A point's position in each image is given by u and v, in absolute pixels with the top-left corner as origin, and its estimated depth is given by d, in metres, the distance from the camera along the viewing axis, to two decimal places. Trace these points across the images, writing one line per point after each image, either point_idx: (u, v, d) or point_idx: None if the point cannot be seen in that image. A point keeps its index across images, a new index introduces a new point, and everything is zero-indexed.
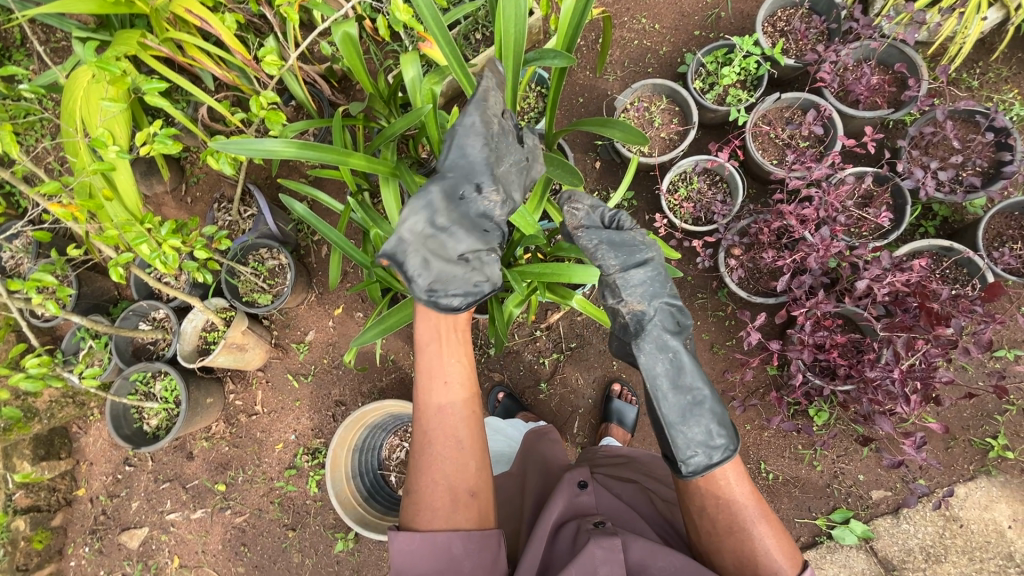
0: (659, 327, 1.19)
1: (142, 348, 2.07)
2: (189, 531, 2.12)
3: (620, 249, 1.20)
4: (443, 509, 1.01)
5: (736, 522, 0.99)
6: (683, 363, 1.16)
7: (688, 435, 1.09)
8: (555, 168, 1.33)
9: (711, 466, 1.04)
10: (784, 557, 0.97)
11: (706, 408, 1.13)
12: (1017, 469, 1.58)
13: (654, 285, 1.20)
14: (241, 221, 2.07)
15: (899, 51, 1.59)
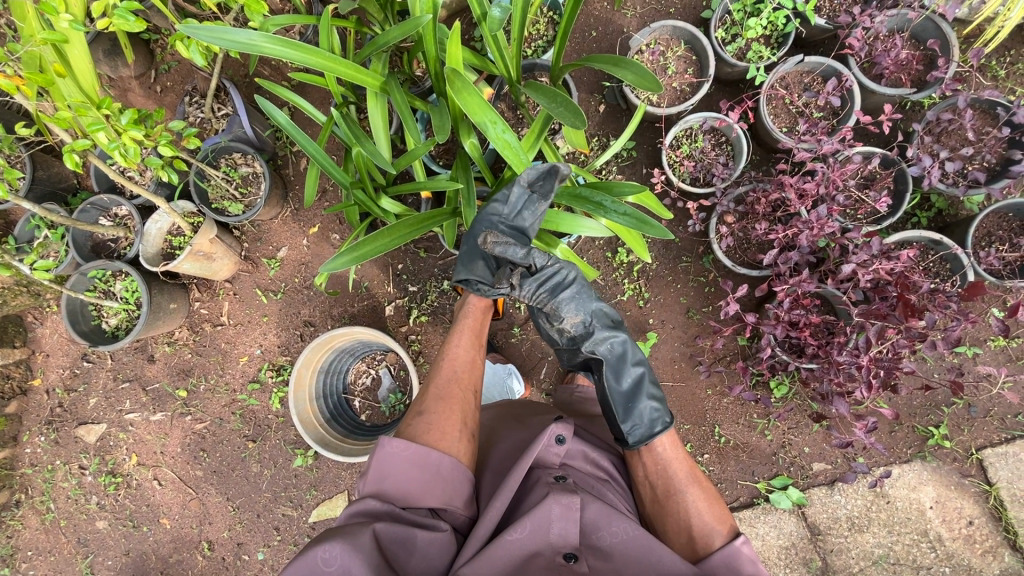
0: (599, 333, 1.24)
1: (102, 244, 1.97)
2: (148, 432, 2.13)
3: (545, 283, 1.24)
4: (446, 431, 1.06)
5: (671, 487, 1.07)
6: (625, 351, 1.24)
7: (635, 413, 1.16)
8: (557, 106, 1.19)
9: (653, 435, 1.12)
10: (718, 522, 1.00)
11: (649, 389, 1.21)
12: (950, 457, 1.67)
13: (585, 299, 1.26)
14: (214, 119, 1.91)
15: (935, 25, 1.50)
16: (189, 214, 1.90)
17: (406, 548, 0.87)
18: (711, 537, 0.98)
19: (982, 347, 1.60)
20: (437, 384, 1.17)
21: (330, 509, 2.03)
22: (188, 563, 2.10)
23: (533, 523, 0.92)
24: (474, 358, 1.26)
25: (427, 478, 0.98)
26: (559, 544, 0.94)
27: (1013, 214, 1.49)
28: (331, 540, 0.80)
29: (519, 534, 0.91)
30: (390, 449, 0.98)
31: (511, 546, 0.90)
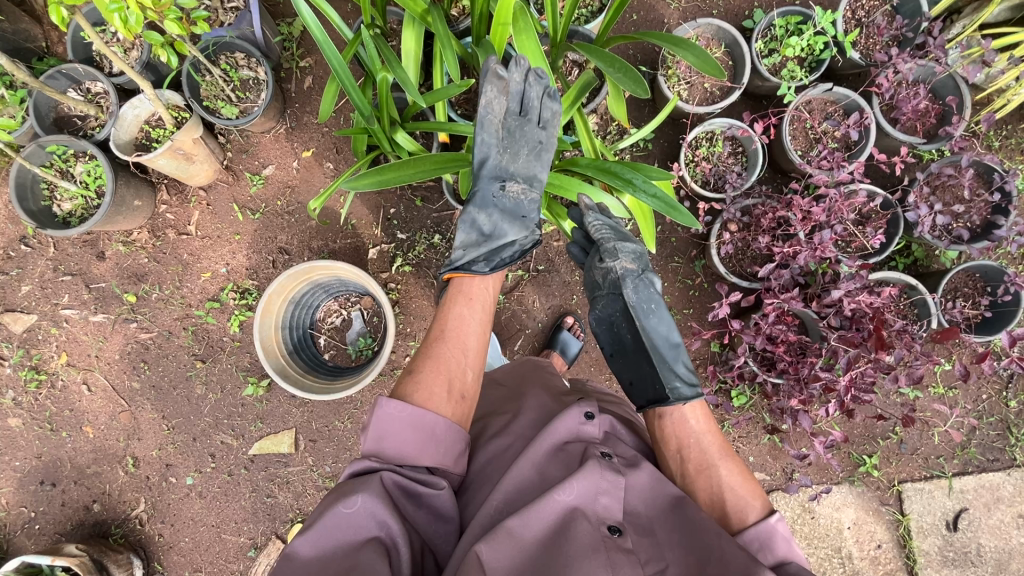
0: (648, 284, 1.27)
1: (66, 120, 1.78)
2: (84, 333, 1.96)
3: (609, 226, 1.31)
4: (439, 393, 1.04)
5: (704, 461, 1.07)
6: (661, 310, 1.29)
7: (675, 374, 1.20)
8: (618, 73, 1.22)
9: (697, 399, 1.15)
10: (752, 497, 1.01)
11: (681, 352, 1.25)
12: (875, 485, 1.80)
13: (642, 250, 1.30)
14: (221, 10, 1.76)
15: (955, 82, 1.57)
16: (173, 107, 1.75)
17: (419, 501, 0.93)
18: (746, 511, 0.99)
19: (924, 390, 1.74)
20: (438, 347, 1.14)
21: (274, 444, 1.95)
22: (107, 476, 1.97)
23: (580, 488, 0.94)
24: (484, 330, 1.22)
25: (424, 439, 0.97)
26: (603, 515, 0.94)
27: (981, 275, 1.60)
28: (358, 494, 0.85)
29: (565, 496, 0.92)
30: (388, 413, 0.96)
31: (553, 507, 0.91)
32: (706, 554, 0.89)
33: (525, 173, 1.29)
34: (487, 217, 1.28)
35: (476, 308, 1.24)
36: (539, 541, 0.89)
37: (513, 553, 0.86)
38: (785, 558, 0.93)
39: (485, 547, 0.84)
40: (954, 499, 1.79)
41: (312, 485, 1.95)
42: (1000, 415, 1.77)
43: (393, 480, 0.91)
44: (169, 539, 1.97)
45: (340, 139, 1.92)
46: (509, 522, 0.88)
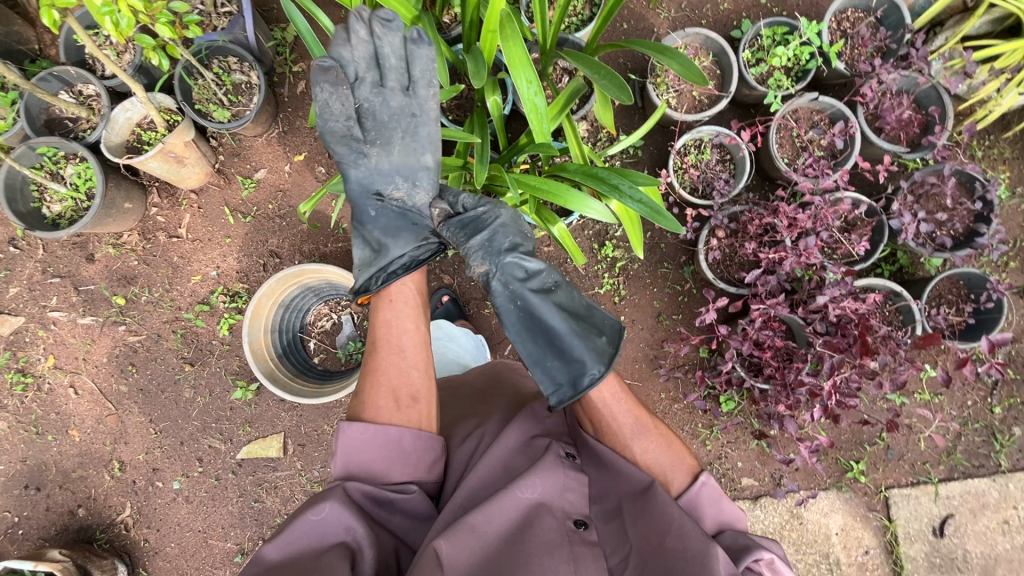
0: (505, 285, 1.09)
1: (57, 122, 1.78)
2: (72, 335, 1.95)
3: (468, 226, 1.17)
4: (387, 407, 1.02)
5: (619, 441, 1.04)
6: (533, 308, 1.07)
7: (545, 372, 1.05)
8: (603, 80, 1.23)
9: (577, 392, 1.01)
10: (674, 466, 1.01)
11: (566, 343, 1.05)
12: (863, 491, 1.81)
13: (495, 241, 1.12)
14: (215, 15, 1.77)
15: (938, 93, 1.60)
16: (165, 109, 1.75)
17: (387, 506, 0.95)
18: (669, 483, 1.00)
19: (910, 396, 1.75)
20: (372, 356, 1.10)
21: (262, 449, 1.94)
22: (93, 481, 1.95)
23: (544, 484, 0.96)
24: (417, 325, 1.14)
25: (391, 455, 0.98)
26: (569, 510, 0.97)
27: (964, 282, 1.62)
28: (326, 500, 0.87)
29: (529, 492, 0.94)
30: (348, 435, 0.96)
31: (518, 501, 0.93)
32: (665, 523, 0.90)
33: (404, 166, 1.23)
34: (370, 233, 1.21)
35: (401, 307, 1.16)
36: (503, 533, 0.90)
37: (476, 548, 0.87)
38: (715, 519, 0.96)
39: (446, 541, 0.84)
40: (940, 505, 1.80)
41: (300, 490, 1.94)
42: (985, 421, 1.79)
43: (361, 488, 0.92)
44: (154, 545, 1.95)
45: None
46: (473, 517, 0.88)
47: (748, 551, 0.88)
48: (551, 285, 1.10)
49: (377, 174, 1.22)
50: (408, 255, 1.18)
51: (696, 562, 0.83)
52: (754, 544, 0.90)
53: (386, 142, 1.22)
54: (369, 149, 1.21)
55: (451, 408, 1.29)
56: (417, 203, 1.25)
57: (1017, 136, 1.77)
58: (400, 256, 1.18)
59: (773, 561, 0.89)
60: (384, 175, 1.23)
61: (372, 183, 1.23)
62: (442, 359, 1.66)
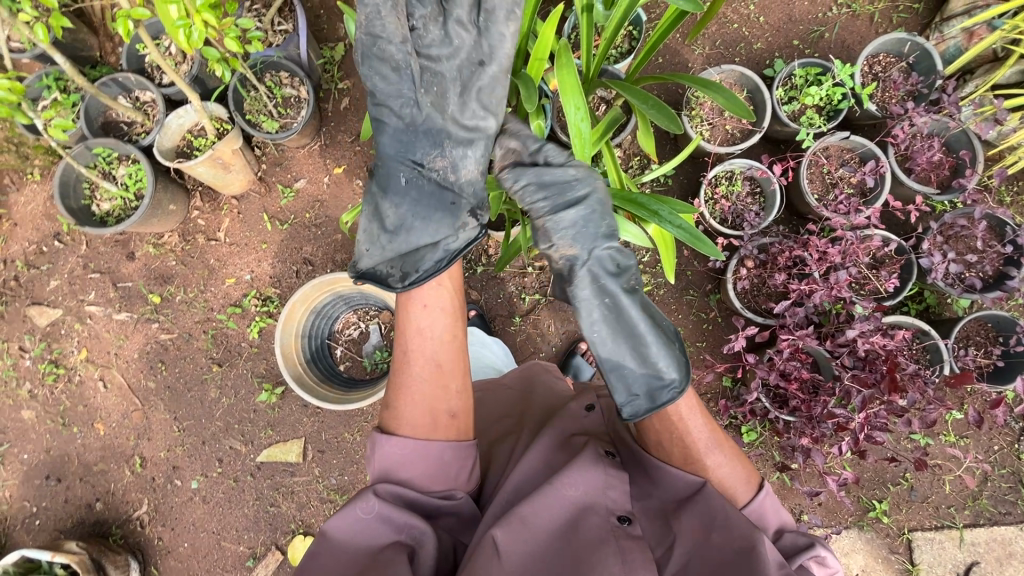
0: (593, 276, 1.07)
1: (114, 125, 1.86)
2: (106, 330, 2.00)
3: (550, 188, 1.09)
4: (424, 426, 1.03)
5: (691, 454, 1.03)
6: (623, 306, 1.06)
7: (623, 379, 1.05)
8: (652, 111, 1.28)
9: (656, 407, 1.03)
10: (741, 480, 1.02)
11: (649, 353, 1.05)
12: (885, 532, 1.78)
13: (589, 227, 1.07)
14: (270, 32, 1.86)
15: (969, 138, 1.63)
16: (217, 118, 1.83)
17: (433, 511, 1.00)
18: (736, 494, 1.01)
19: (935, 437, 1.74)
20: (407, 368, 1.08)
21: (281, 453, 1.96)
22: (113, 475, 1.97)
23: (585, 481, 0.97)
24: (451, 335, 1.11)
25: (433, 471, 1.01)
26: (612, 507, 0.96)
27: (993, 324, 1.63)
28: (364, 496, 0.94)
29: (571, 489, 0.95)
30: (387, 447, 1.00)
31: (563, 498, 0.95)
32: (710, 519, 0.92)
33: (456, 130, 1.14)
34: (393, 210, 1.15)
35: (436, 315, 1.11)
36: (550, 531, 0.92)
37: (525, 542, 0.89)
38: (776, 528, 1.00)
39: (500, 533, 0.88)
40: (965, 551, 1.76)
41: (316, 497, 1.94)
42: (1012, 467, 1.76)
43: (395, 489, 0.97)
44: (167, 544, 1.96)
45: (371, 158, 1.99)
46: (522, 510, 0.92)
47: (811, 554, 0.93)
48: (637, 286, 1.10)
49: (421, 132, 1.14)
50: (439, 242, 1.15)
51: (745, 554, 0.84)
52: (812, 541, 0.95)
53: (440, 92, 1.13)
54: (422, 103, 1.13)
55: (490, 410, 1.31)
56: (463, 172, 1.15)
57: None
58: (440, 250, 1.14)
59: (824, 557, 0.93)
60: (434, 137, 1.14)
61: (411, 140, 1.15)
62: (475, 363, 1.70)
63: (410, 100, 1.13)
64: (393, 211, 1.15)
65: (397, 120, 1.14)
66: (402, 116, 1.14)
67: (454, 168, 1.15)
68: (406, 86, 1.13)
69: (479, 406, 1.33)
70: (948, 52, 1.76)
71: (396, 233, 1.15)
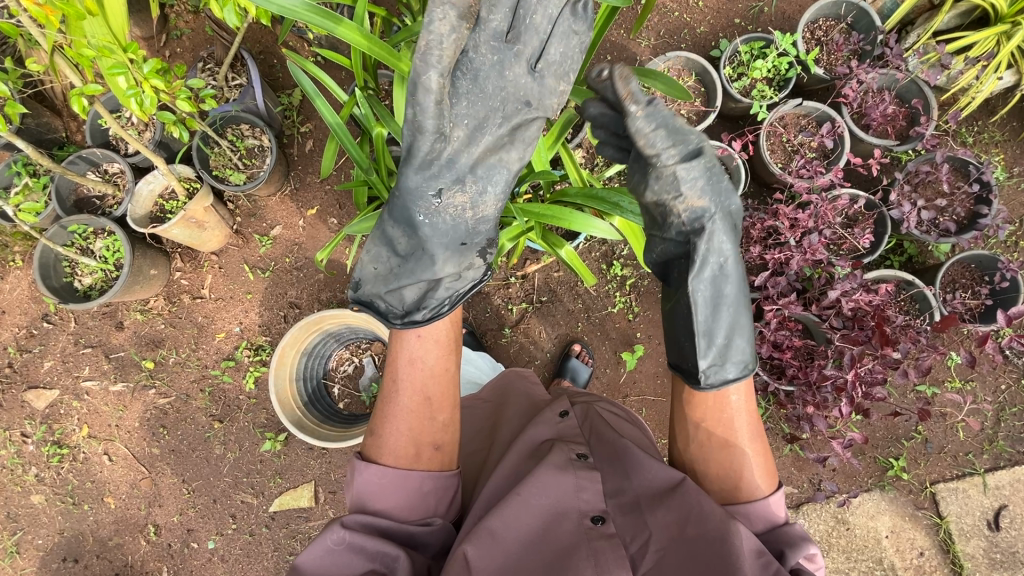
0: (716, 235, 1.04)
1: (86, 200, 1.90)
2: (104, 403, 2.01)
3: (676, 133, 0.98)
4: (407, 457, 1.05)
5: (731, 439, 1.05)
6: (728, 266, 1.06)
7: (717, 353, 1.06)
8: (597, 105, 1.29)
9: (722, 381, 1.06)
10: (764, 476, 1.03)
11: (739, 318, 1.08)
12: (907, 489, 1.75)
13: (718, 180, 1.02)
14: (226, 88, 1.90)
15: (919, 86, 1.65)
16: (185, 178, 1.85)
17: (410, 539, 0.99)
18: (754, 487, 1.02)
19: (940, 386, 1.72)
20: (397, 396, 1.10)
21: (293, 499, 1.94)
22: (129, 547, 1.96)
23: (555, 488, 0.98)
24: (443, 367, 1.14)
25: (411, 499, 1.02)
26: (585, 509, 0.98)
27: (976, 265, 1.63)
28: (331, 528, 0.94)
29: (543, 497, 0.97)
30: (365, 476, 1.01)
31: (534, 507, 0.96)
32: (686, 513, 0.94)
33: (486, 167, 1.08)
34: (403, 235, 1.14)
35: (429, 345, 1.14)
36: (522, 540, 0.93)
37: (497, 552, 0.90)
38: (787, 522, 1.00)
39: (470, 547, 0.89)
40: (991, 497, 1.73)
41: None
42: None
43: (362, 518, 0.97)
44: None
45: (341, 195, 2.02)
46: (491, 522, 0.92)
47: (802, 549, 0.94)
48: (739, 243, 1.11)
49: (447, 165, 1.06)
50: (447, 275, 1.15)
51: (718, 545, 0.86)
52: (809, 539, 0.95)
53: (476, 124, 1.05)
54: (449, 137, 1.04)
55: (465, 422, 1.34)
56: (483, 210, 1.12)
57: (1005, 119, 1.81)
58: (443, 289, 1.16)
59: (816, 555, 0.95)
60: (461, 170, 1.07)
61: (438, 176, 1.07)
62: None
63: (442, 133, 1.03)
64: (406, 238, 1.14)
65: (421, 153, 1.04)
66: (430, 150, 1.04)
67: (479, 201, 1.10)
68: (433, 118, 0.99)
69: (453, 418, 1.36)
70: (886, 7, 1.79)
71: (406, 260, 1.14)
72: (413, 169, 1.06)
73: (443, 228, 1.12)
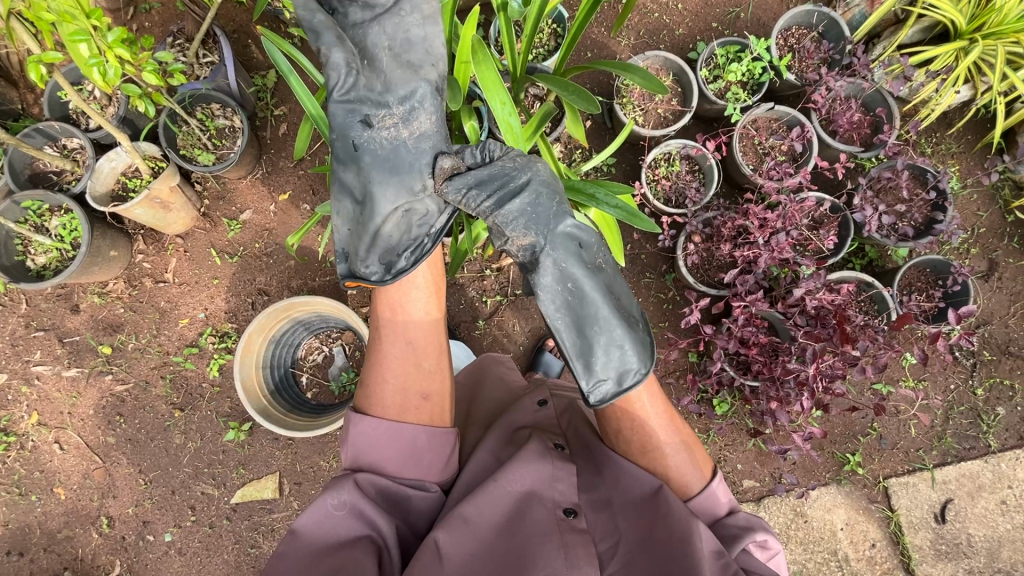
0: (555, 262, 1.11)
1: (42, 176, 1.81)
2: (56, 389, 1.92)
3: (489, 184, 1.13)
4: (398, 407, 1.09)
5: (647, 443, 1.06)
6: (579, 283, 1.11)
7: (589, 366, 1.09)
8: (572, 95, 1.33)
9: (620, 391, 1.06)
10: (696, 467, 1.05)
11: (612, 333, 1.10)
12: (862, 483, 1.82)
13: (540, 211, 1.12)
14: (197, 65, 1.84)
15: (883, 95, 1.72)
16: (150, 157, 1.78)
17: (405, 501, 1.04)
18: (689, 484, 1.04)
19: (895, 384, 1.80)
20: (388, 342, 1.15)
21: (256, 491, 1.88)
22: (80, 540, 1.88)
23: (531, 476, 0.99)
24: (428, 313, 1.19)
25: (405, 456, 1.05)
26: (559, 499, 0.99)
27: (930, 269, 1.70)
28: (339, 487, 0.97)
29: (517, 485, 0.98)
30: (361, 428, 1.05)
31: (507, 493, 0.97)
32: (654, 514, 0.96)
33: (405, 84, 1.11)
34: (355, 177, 1.14)
35: (411, 287, 1.18)
36: (494, 528, 0.95)
37: (469, 538, 0.92)
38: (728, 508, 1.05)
39: (443, 533, 0.91)
40: (938, 490, 1.82)
41: None
42: (970, 403, 1.84)
43: (376, 480, 1.01)
44: None
45: (315, 181, 1.98)
46: (465, 509, 0.94)
47: (752, 535, 0.98)
48: (600, 264, 1.15)
49: (362, 91, 1.11)
50: (404, 208, 1.16)
51: (683, 546, 0.88)
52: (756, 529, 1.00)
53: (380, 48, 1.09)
54: (353, 56, 1.10)
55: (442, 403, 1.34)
56: (415, 126, 1.13)
57: (960, 132, 1.90)
58: (399, 223, 1.16)
59: (766, 541, 1.00)
60: (377, 93, 1.11)
61: (357, 102, 1.11)
62: None
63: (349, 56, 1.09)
64: (354, 179, 1.14)
65: (334, 83, 1.10)
66: (342, 76, 1.09)
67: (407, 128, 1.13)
68: (338, 39, 1.08)
69: None
70: (854, 19, 1.86)
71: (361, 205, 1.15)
72: (333, 99, 1.10)
73: (382, 159, 1.13)
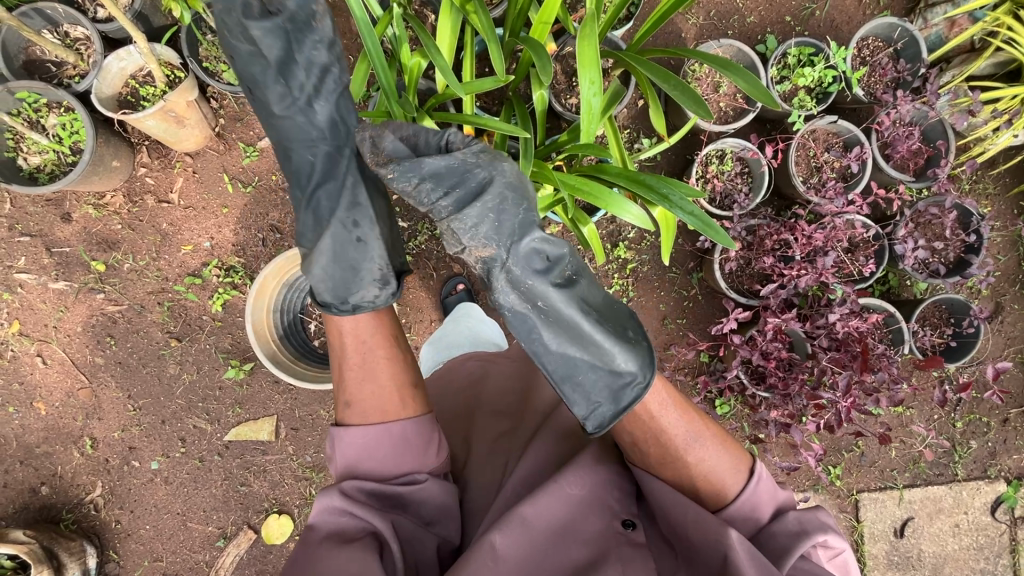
0: (517, 277, 1.02)
1: (38, 64, 1.61)
2: (40, 300, 1.79)
3: (445, 182, 1.04)
4: (381, 411, 1.05)
5: (667, 453, 1.01)
6: (553, 303, 1.03)
7: (579, 390, 1.04)
8: (674, 91, 1.25)
9: (621, 411, 1.01)
10: (727, 469, 1.00)
11: (595, 349, 1.03)
12: (836, 493, 1.93)
13: (502, 220, 1.02)
14: None
15: (944, 127, 1.68)
16: (166, 63, 1.61)
17: (401, 500, 1.01)
18: (723, 488, 1.00)
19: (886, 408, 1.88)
20: (351, 364, 1.10)
21: (251, 431, 1.85)
22: (60, 457, 1.82)
23: (590, 483, 1.02)
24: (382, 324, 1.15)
25: (396, 451, 1.03)
26: (616, 509, 1.02)
27: (946, 306, 1.75)
28: (330, 493, 0.96)
29: (577, 489, 1.00)
30: (348, 439, 1.02)
31: (567, 497, 0.99)
32: (688, 518, 0.94)
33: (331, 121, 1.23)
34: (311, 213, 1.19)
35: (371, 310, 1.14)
36: (548, 531, 0.97)
37: (526, 540, 0.95)
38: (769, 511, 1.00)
39: (499, 536, 0.93)
40: (902, 508, 1.95)
41: (290, 475, 1.86)
42: (948, 434, 1.95)
43: (361, 484, 0.99)
44: (127, 527, 1.84)
45: None
46: (523, 509, 0.96)
47: (808, 540, 0.93)
48: (570, 276, 1.07)
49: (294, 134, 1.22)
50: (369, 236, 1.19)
51: (721, 560, 0.87)
52: (807, 531, 0.94)
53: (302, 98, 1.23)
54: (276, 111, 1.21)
55: (494, 379, 1.35)
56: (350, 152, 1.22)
57: (1000, 174, 1.91)
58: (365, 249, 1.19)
59: (826, 542, 0.95)
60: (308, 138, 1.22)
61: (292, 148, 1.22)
62: (474, 335, 1.60)
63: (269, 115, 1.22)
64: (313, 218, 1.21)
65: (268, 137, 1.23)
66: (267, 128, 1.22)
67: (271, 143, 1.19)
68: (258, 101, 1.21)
69: (479, 371, 1.38)
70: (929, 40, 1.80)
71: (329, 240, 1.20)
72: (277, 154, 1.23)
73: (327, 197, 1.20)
